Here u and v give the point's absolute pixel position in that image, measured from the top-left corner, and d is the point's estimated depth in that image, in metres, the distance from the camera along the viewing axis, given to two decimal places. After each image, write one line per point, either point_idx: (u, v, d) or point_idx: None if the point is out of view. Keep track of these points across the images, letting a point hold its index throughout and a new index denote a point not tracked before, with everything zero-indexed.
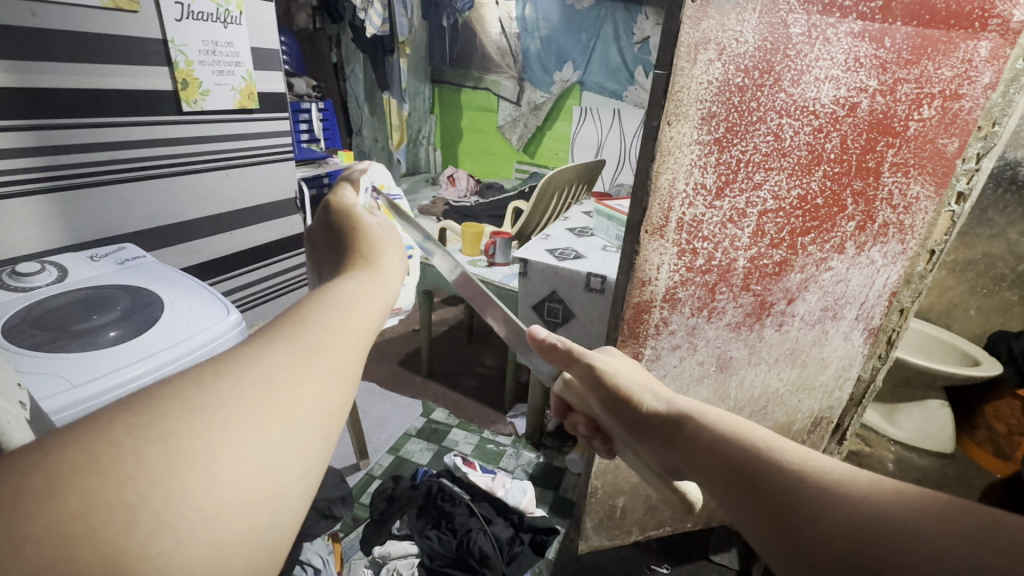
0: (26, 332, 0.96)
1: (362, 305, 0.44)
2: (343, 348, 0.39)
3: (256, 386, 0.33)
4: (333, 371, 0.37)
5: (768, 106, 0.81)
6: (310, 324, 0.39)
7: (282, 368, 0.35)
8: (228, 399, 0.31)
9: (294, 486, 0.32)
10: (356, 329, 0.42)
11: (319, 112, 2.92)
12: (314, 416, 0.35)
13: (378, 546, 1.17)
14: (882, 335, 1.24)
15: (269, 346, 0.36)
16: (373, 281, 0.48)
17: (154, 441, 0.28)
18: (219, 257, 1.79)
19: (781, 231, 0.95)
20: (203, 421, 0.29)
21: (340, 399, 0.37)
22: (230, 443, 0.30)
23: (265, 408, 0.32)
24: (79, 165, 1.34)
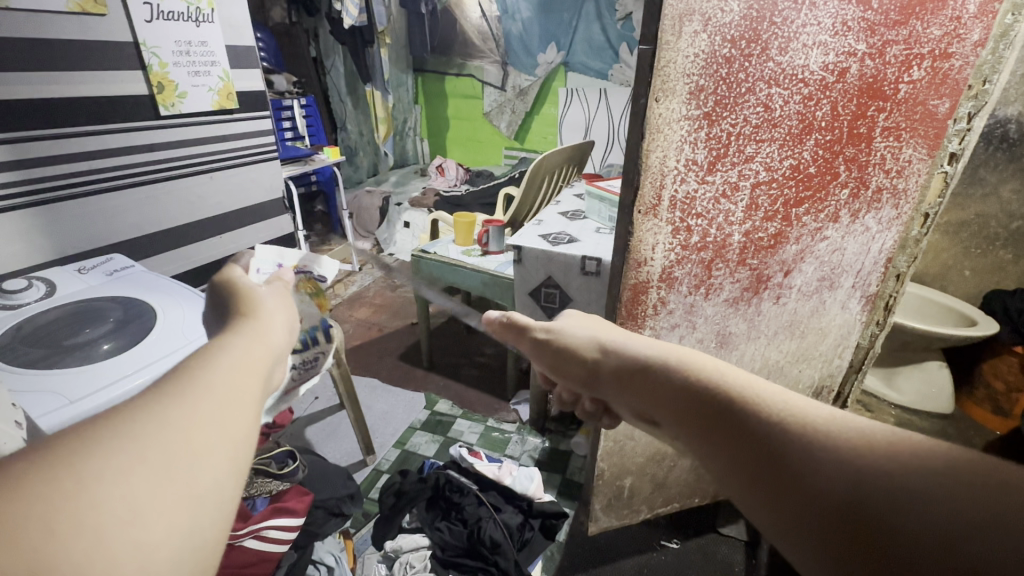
0: (17, 350, 0.95)
1: (255, 347, 0.47)
2: (245, 375, 0.42)
3: (165, 409, 0.35)
4: (239, 393, 0.40)
5: (755, 76, 0.80)
6: (207, 361, 0.42)
7: (187, 391, 0.38)
8: (134, 423, 0.33)
9: (210, 497, 0.34)
10: (256, 362, 0.45)
11: (301, 108, 2.90)
12: (229, 434, 0.37)
13: (390, 540, 1.17)
14: (879, 301, 1.24)
15: (169, 379, 0.38)
16: (262, 327, 0.52)
17: (60, 462, 0.29)
18: (209, 262, 1.77)
19: (774, 203, 0.94)
20: (105, 443, 0.31)
21: (251, 419, 0.40)
22: (140, 461, 0.32)
23: (174, 428, 0.34)
24: (58, 177, 1.31)
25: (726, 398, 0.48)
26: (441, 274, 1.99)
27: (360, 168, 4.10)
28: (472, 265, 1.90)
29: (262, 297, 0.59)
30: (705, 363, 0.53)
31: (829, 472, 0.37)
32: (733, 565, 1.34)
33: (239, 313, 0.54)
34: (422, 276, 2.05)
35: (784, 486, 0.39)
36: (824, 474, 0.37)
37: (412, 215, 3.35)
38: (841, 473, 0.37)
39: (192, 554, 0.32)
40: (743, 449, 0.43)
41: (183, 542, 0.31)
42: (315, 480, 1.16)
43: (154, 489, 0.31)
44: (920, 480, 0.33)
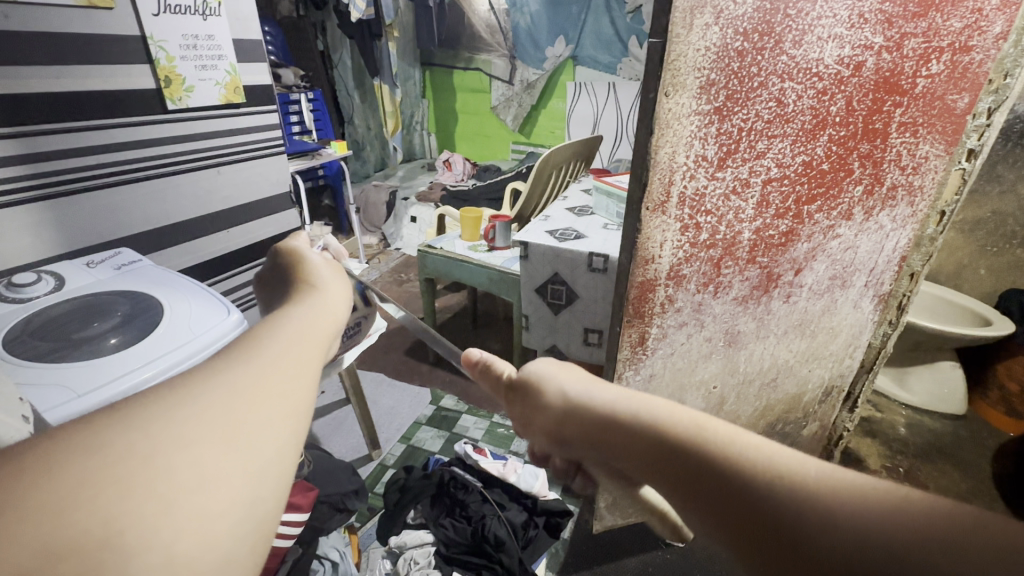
0: (28, 343, 0.95)
1: (314, 324, 0.50)
2: (297, 357, 0.45)
3: (229, 389, 0.39)
4: (295, 376, 0.43)
5: (769, 70, 0.78)
6: (267, 341, 0.45)
7: (248, 374, 0.41)
8: (199, 400, 0.37)
9: (269, 471, 0.36)
10: (310, 344, 0.48)
11: (309, 102, 2.90)
12: (284, 412, 0.40)
13: (394, 536, 1.17)
14: (892, 301, 1.21)
15: (230, 361, 0.42)
16: (322, 305, 0.54)
17: (139, 431, 0.33)
18: (217, 256, 1.78)
19: (786, 200, 0.92)
20: (176, 417, 0.35)
21: (304, 399, 0.42)
22: (203, 435, 0.35)
23: (233, 407, 0.38)
24: (67, 171, 1.32)
25: (714, 465, 0.41)
26: (447, 270, 1.98)
27: (368, 163, 4.10)
28: (479, 261, 1.89)
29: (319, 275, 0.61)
30: (682, 416, 0.47)
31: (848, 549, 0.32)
32: None
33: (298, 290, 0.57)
34: (429, 271, 2.05)
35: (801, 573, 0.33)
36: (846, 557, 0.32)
37: (419, 209, 3.35)
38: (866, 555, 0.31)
39: (248, 524, 0.34)
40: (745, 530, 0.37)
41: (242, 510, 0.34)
42: (320, 474, 1.16)
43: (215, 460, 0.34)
44: (956, 564, 0.29)
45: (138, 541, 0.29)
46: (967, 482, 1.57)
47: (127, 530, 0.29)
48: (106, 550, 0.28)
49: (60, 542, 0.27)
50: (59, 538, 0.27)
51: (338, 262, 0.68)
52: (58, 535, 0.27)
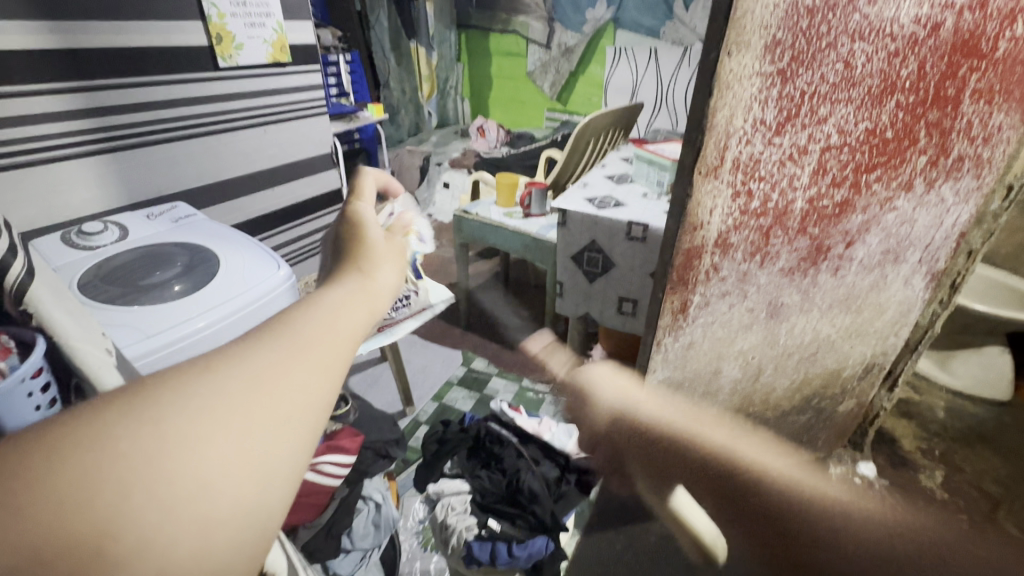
0: (99, 288, 1.02)
1: (352, 310, 0.49)
2: (327, 353, 0.44)
3: (246, 381, 0.38)
4: (318, 370, 0.43)
5: (839, 30, 0.74)
6: (297, 325, 0.44)
7: (267, 364, 0.40)
8: (219, 392, 0.37)
9: (275, 475, 0.38)
10: (341, 334, 0.46)
11: (346, 64, 2.90)
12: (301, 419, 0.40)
13: (432, 484, 1.25)
14: (945, 279, 1.17)
15: (254, 349, 0.41)
16: (363, 293, 0.51)
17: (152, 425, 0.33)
18: (263, 214, 1.84)
19: (844, 168, 0.90)
20: (195, 407, 0.35)
21: (319, 405, 0.42)
22: (217, 439, 0.35)
23: (247, 404, 0.38)
24: (126, 126, 1.37)
25: None
26: (483, 235, 1.99)
27: (402, 127, 4.09)
28: (514, 227, 1.90)
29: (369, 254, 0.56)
30: None
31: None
32: None
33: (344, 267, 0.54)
34: (463, 236, 2.08)
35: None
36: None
37: (452, 175, 3.35)
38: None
39: (247, 529, 0.36)
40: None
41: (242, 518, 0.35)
42: (364, 423, 1.23)
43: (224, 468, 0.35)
44: None
45: (133, 547, 0.30)
46: (1005, 467, 1.55)
47: (124, 534, 0.30)
48: (100, 550, 0.29)
49: (51, 541, 0.28)
50: (53, 536, 0.28)
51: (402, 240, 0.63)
52: (52, 532, 0.28)
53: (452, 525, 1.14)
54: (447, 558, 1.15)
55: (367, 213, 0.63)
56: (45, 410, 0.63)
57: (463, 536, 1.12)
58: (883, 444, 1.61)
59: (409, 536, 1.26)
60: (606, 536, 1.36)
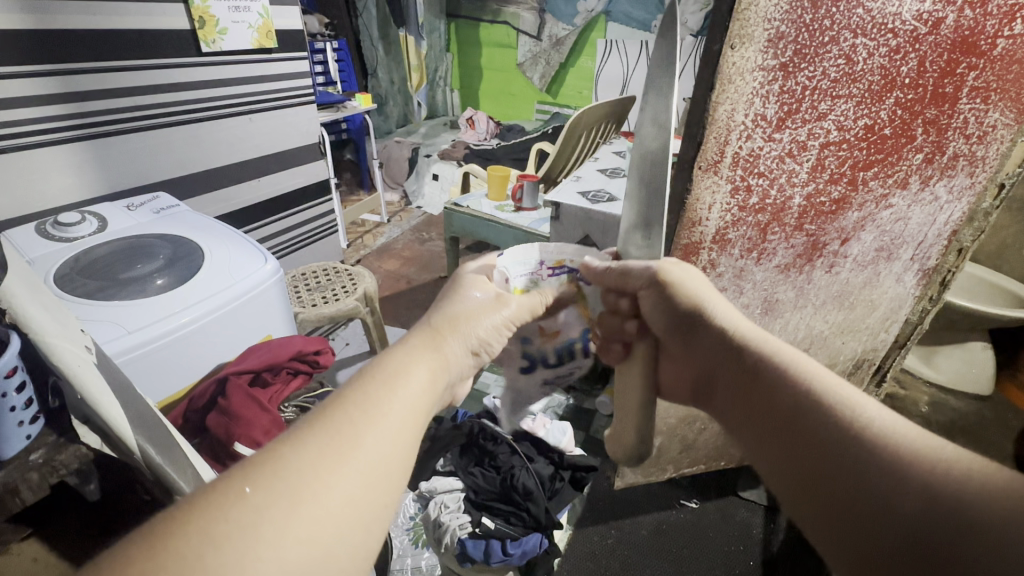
0: (76, 280, 0.97)
1: (407, 388, 0.49)
2: (379, 445, 0.44)
3: (292, 488, 0.38)
4: (368, 466, 0.42)
5: (841, 24, 0.73)
6: (349, 413, 0.44)
7: (312, 468, 0.40)
8: (265, 506, 0.37)
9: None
10: (394, 417, 0.46)
11: (333, 52, 2.83)
12: (360, 513, 0.41)
13: (424, 482, 1.22)
14: (935, 276, 1.18)
15: (300, 447, 0.41)
16: (427, 367, 0.54)
17: (219, 539, 0.34)
18: (248, 206, 1.79)
19: (842, 165, 0.89)
20: (244, 526, 0.36)
21: (370, 499, 0.42)
22: (265, 556, 0.35)
23: (296, 515, 0.37)
24: (105, 112, 1.31)
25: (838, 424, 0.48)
26: (474, 229, 1.96)
27: (390, 118, 4.01)
28: (506, 221, 1.87)
29: (449, 311, 0.62)
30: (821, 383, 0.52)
31: (921, 508, 0.39)
32: (751, 526, 1.40)
33: (421, 330, 0.59)
34: (453, 230, 2.05)
35: (887, 530, 0.41)
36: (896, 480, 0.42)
37: (441, 167, 3.31)
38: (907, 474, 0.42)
39: None
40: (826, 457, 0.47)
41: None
42: None
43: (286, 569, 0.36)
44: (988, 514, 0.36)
45: None
46: None
47: None
48: None
49: None
50: None
51: (506, 302, 0.67)
52: None
53: (445, 523, 1.12)
54: (440, 556, 1.13)
55: (473, 277, 0.69)
56: (23, 413, 0.56)
57: (457, 534, 1.10)
58: None
59: (400, 533, 1.28)
60: (597, 529, 1.37)
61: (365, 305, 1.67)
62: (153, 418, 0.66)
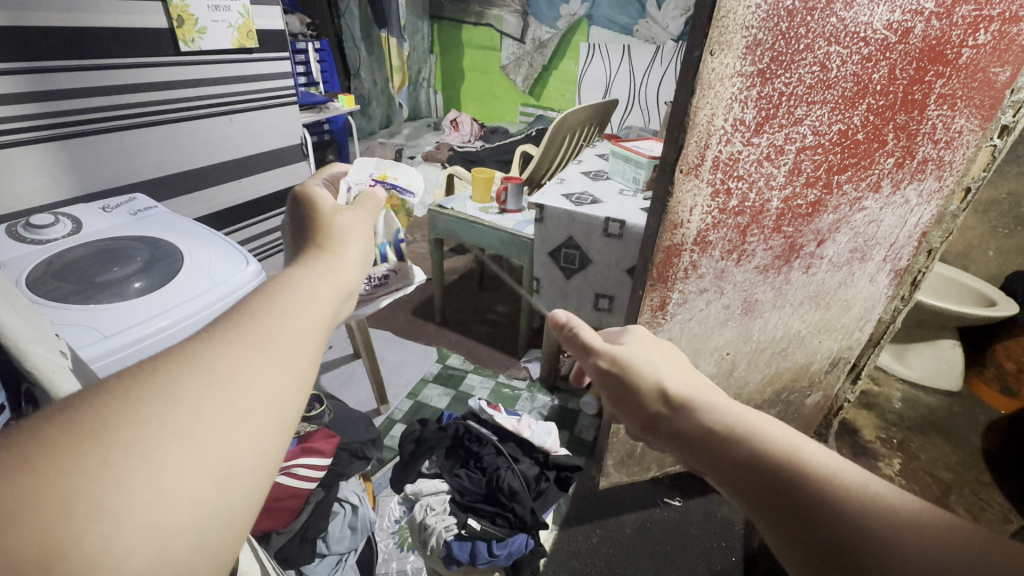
0: (50, 284, 0.95)
1: (322, 288, 0.43)
2: (300, 335, 0.38)
3: (202, 373, 0.32)
4: (287, 356, 0.36)
5: (816, 33, 0.76)
6: (261, 309, 0.38)
7: (225, 357, 0.33)
8: (165, 390, 0.30)
9: (242, 472, 0.31)
10: (313, 310, 0.40)
11: (315, 52, 2.81)
12: (268, 419, 0.33)
13: (410, 484, 1.21)
14: (907, 276, 1.22)
15: (207, 338, 0.34)
16: (332, 266, 0.47)
17: (86, 431, 0.27)
18: (227, 207, 1.76)
19: (818, 169, 0.92)
20: (138, 410, 0.29)
21: (291, 390, 0.35)
22: (166, 441, 0.28)
23: (205, 403, 0.31)
24: (79, 111, 1.28)
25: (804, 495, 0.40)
26: (458, 231, 1.96)
27: (373, 119, 3.98)
28: (490, 223, 1.87)
29: (339, 232, 0.52)
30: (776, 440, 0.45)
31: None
32: (733, 523, 1.43)
33: (314, 244, 0.50)
34: (437, 232, 2.04)
35: None
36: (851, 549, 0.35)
37: (425, 169, 3.30)
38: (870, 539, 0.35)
39: (211, 535, 0.29)
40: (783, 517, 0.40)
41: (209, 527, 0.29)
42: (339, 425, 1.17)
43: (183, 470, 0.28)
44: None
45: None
46: (956, 454, 1.63)
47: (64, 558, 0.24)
48: None
49: None
50: None
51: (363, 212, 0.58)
52: None
53: (431, 525, 1.11)
54: (426, 558, 1.13)
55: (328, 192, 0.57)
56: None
57: (442, 536, 1.09)
58: (846, 435, 1.68)
59: (385, 537, 1.28)
60: (582, 529, 1.38)
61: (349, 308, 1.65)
62: None
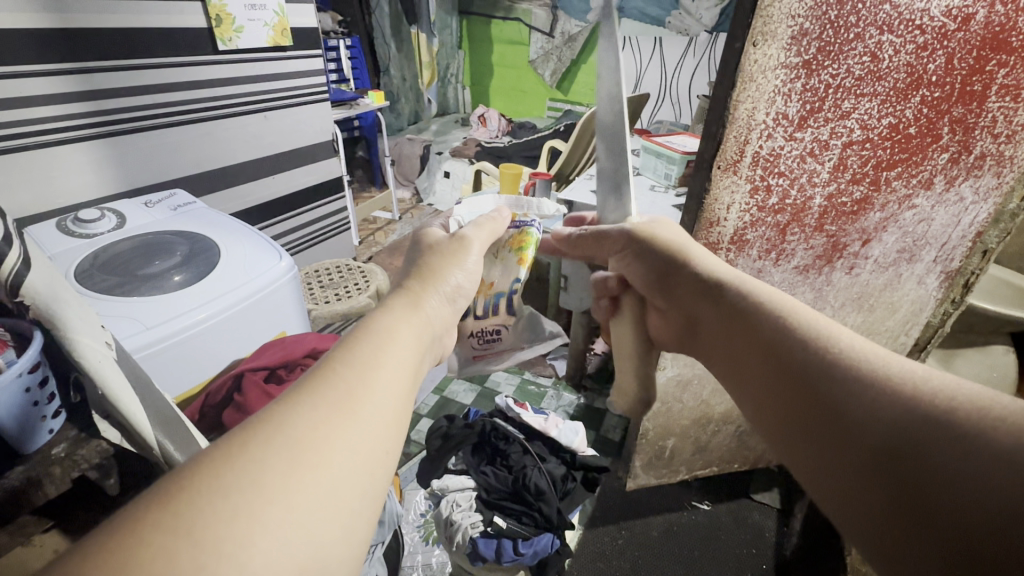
0: (96, 276, 0.99)
1: (394, 340, 0.47)
2: (388, 387, 0.42)
3: (307, 425, 0.37)
4: (383, 409, 0.41)
5: (868, 21, 0.72)
6: (342, 374, 0.41)
7: (322, 417, 0.38)
8: (286, 436, 0.36)
9: (357, 489, 0.37)
10: (392, 363, 0.45)
11: (346, 50, 2.85)
12: (373, 460, 0.39)
13: (436, 479, 1.22)
14: (959, 278, 1.14)
15: (300, 405, 0.38)
16: (407, 311, 0.52)
17: (224, 477, 0.32)
18: (262, 203, 1.80)
19: (865, 165, 0.87)
20: (270, 455, 0.34)
21: (390, 435, 0.41)
22: (293, 479, 0.34)
23: (314, 436, 0.36)
24: (124, 110, 1.33)
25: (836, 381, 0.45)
26: None
27: (402, 115, 4.00)
28: None
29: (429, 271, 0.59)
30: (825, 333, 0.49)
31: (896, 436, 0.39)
32: (765, 530, 1.38)
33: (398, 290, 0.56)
34: None
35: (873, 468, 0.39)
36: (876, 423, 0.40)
37: (453, 165, 3.31)
38: (899, 410, 0.39)
39: (339, 539, 0.35)
40: (799, 416, 0.47)
41: (345, 543, 0.35)
42: None
43: (325, 492, 0.35)
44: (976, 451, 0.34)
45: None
46: None
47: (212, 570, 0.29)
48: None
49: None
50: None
51: (469, 245, 0.65)
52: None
53: (457, 522, 1.11)
54: (451, 554, 1.13)
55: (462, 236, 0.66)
56: (45, 407, 0.57)
57: (468, 533, 1.09)
58: None
59: (410, 531, 1.29)
60: (607, 530, 1.37)
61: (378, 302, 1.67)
62: (167, 411, 0.65)
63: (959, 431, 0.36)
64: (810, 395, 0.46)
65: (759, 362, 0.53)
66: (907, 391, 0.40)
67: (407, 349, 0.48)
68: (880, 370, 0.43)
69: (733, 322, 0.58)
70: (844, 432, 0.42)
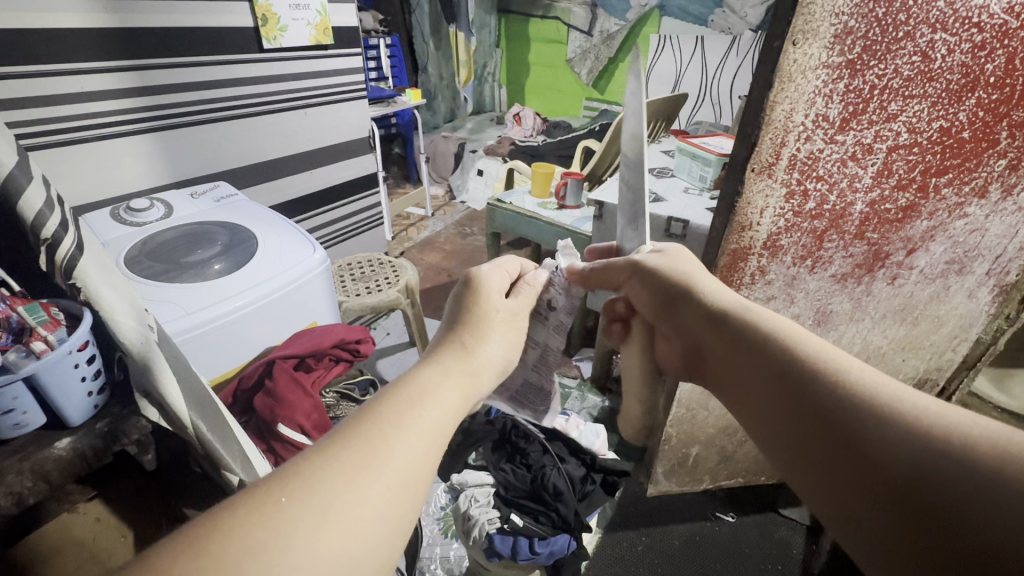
0: (142, 263, 1.04)
1: (436, 386, 0.49)
2: (421, 428, 0.44)
3: (343, 462, 0.39)
4: (417, 444, 0.43)
5: (918, 18, 0.68)
6: (380, 411, 0.44)
7: (354, 453, 0.40)
8: (324, 471, 0.38)
9: (382, 523, 0.39)
10: (430, 404, 0.47)
11: (385, 48, 2.90)
12: (403, 493, 0.40)
13: (456, 474, 1.25)
14: (1015, 292, 1.07)
15: (338, 443, 0.40)
16: (459, 363, 0.54)
17: (266, 513, 0.34)
18: (299, 196, 1.86)
19: (911, 170, 0.83)
20: (309, 489, 0.37)
21: (421, 471, 0.43)
22: (325, 512, 0.36)
23: (352, 470, 0.39)
24: (173, 105, 1.39)
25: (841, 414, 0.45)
26: (515, 225, 1.95)
27: (438, 113, 4.05)
28: (548, 218, 1.86)
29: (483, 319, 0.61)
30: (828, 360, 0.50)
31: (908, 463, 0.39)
32: (792, 546, 1.34)
33: (446, 339, 0.57)
34: (495, 226, 2.05)
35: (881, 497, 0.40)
36: (912, 466, 0.39)
37: (486, 163, 3.33)
38: (923, 452, 0.39)
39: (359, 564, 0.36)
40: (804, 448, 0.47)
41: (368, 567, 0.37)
42: None
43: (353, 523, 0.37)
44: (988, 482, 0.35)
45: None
46: None
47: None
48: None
49: None
50: None
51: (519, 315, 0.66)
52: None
53: (474, 517, 1.13)
54: (469, 548, 1.14)
55: (488, 277, 0.65)
56: (92, 383, 0.60)
57: (485, 528, 1.10)
58: None
59: (430, 522, 1.31)
60: (627, 535, 1.35)
61: (406, 296, 1.70)
62: (201, 393, 0.68)
63: (991, 476, 0.35)
64: (822, 426, 0.46)
65: (768, 393, 0.52)
66: (922, 426, 0.41)
67: (445, 392, 0.49)
68: (892, 406, 0.43)
69: (737, 348, 0.57)
70: (860, 474, 0.42)
